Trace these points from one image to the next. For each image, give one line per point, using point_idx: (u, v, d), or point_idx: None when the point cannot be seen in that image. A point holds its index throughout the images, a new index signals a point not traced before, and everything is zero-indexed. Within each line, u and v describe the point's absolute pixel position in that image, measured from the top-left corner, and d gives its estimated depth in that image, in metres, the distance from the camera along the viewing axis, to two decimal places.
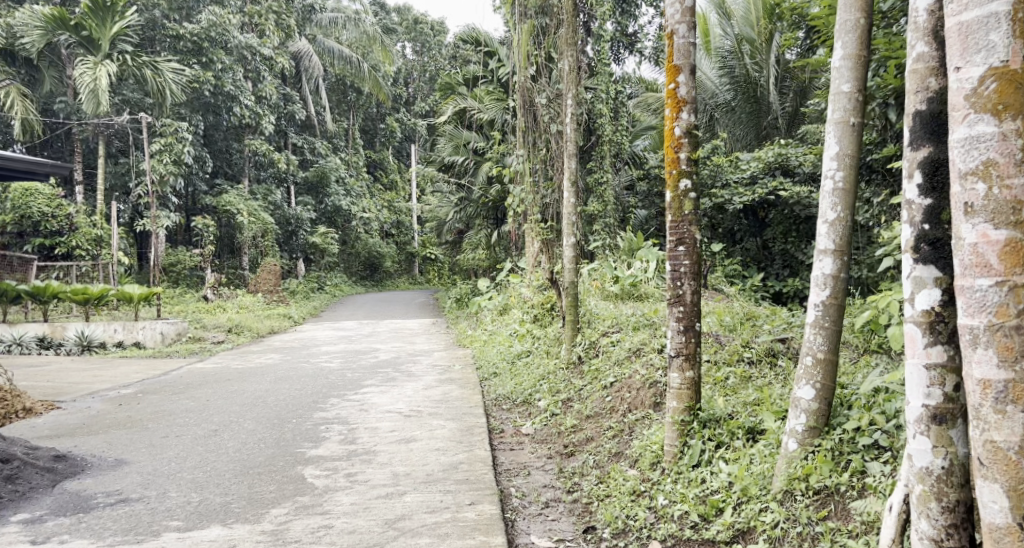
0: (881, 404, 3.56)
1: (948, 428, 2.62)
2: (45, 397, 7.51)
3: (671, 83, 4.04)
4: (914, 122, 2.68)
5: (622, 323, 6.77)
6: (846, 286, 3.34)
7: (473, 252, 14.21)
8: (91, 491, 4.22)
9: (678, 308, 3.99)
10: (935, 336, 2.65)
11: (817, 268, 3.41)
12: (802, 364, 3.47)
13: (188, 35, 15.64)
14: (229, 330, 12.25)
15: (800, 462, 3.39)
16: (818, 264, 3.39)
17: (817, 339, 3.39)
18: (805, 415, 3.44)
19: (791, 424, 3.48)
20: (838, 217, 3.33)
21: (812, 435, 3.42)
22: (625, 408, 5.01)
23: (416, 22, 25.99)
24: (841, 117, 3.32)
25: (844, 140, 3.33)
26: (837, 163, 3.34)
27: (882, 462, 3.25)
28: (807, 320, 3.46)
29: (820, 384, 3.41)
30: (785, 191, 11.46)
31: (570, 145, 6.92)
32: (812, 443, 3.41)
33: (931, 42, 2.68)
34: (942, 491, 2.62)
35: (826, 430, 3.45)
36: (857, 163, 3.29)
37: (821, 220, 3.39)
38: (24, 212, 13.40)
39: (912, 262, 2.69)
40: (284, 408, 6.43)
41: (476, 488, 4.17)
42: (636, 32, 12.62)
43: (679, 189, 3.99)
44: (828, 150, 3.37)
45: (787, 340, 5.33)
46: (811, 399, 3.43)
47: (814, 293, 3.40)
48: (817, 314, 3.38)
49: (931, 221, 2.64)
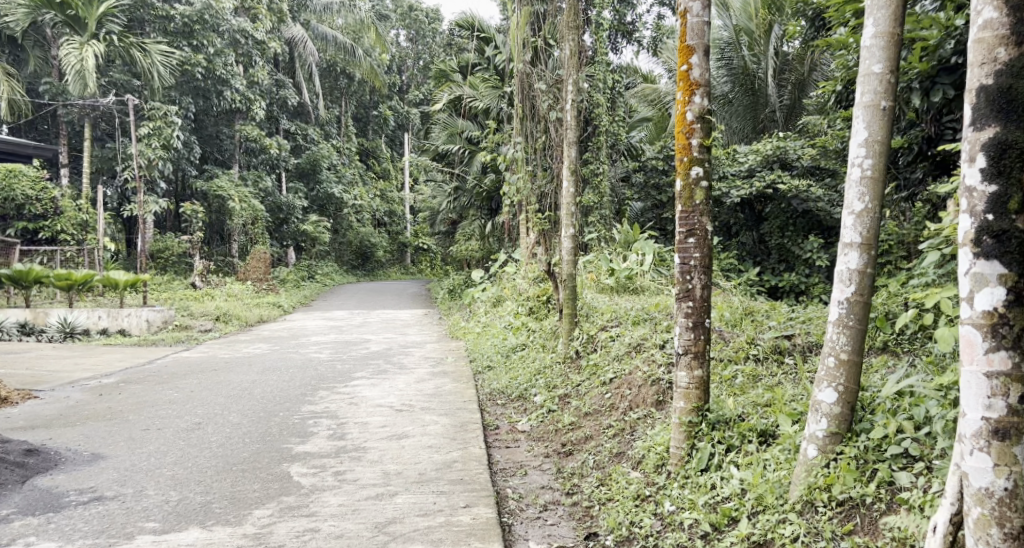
0: (907, 409, 3.38)
1: (1011, 445, 2.47)
2: (23, 386, 7.27)
3: (684, 65, 3.84)
4: (978, 99, 2.53)
5: (622, 317, 6.58)
6: (872, 283, 3.16)
7: (466, 243, 13.99)
8: (62, 488, 4.00)
9: (687, 303, 3.80)
10: (997, 341, 2.48)
11: (841, 263, 3.22)
12: (823, 365, 3.27)
13: (179, 16, 15.29)
14: (217, 319, 11.99)
15: (822, 470, 3.21)
16: (842, 258, 3.20)
17: (840, 338, 3.20)
18: (826, 421, 3.25)
19: (810, 429, 3.30)
20: (865, 209, 3.14)
21: (833, 442, 3.24)
22: (625, 406, 4.82)
23: (411, 9, 25.63)
24: (871, 100, 3.12)
25: (874, 126, 3.14)
26: (866, 149, 3.14)
27: (912, 473, 3.08)
28: (829, 319, 3.26)
29: (844, 387, 3.22)
30: (783, 184, 11.25)
31: (570, 131, 6.73)
32: (835, 450, 3.23)
33: (1000, 7, 2.47)
34: (1004, 516, 2.48)
35: (849, 435, 3.26)
36: (888, 150, 3.10)
37: (847, 211, 3.20)
38: (8, 194, 13.11)
39: (971, 258, 2.53)
40: (271, 400, 6.21)
41: (470, 488, 3.97)
42: (635, 21, 12.35)
43: (690, 177, 3.79)
44: (856, 136, 3.18)
45: (796, 336, 5.14)
46: (833, 403, 3.24)
47: (837, 289, 3.21)
48: (841, 312, 3.19)
49: (996, 211, 2.49)
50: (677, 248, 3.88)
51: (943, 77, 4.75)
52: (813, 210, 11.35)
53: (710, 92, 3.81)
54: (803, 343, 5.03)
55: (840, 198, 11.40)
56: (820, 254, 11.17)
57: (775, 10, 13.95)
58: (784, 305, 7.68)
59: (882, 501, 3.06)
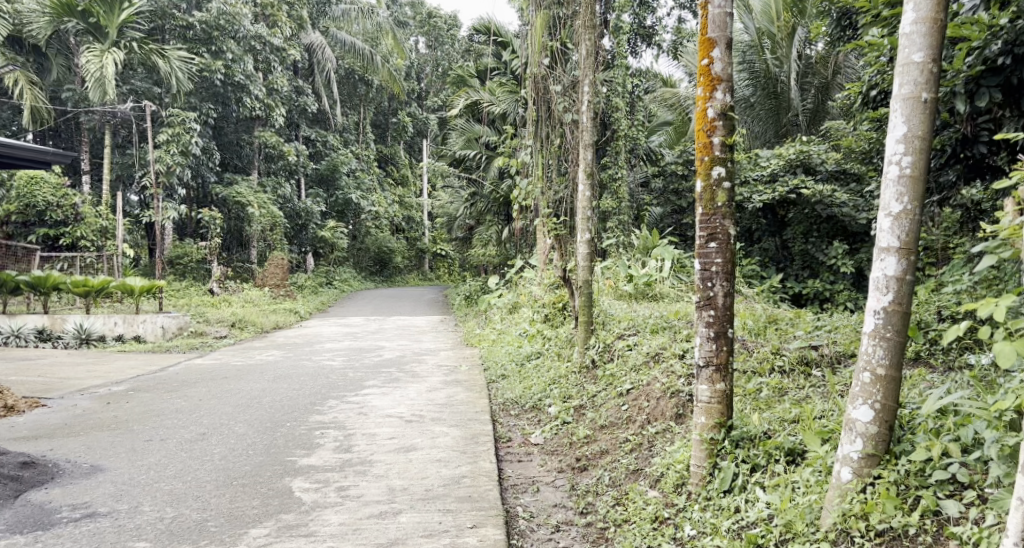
0: (953, 429, 3.14)
1: None
2: (33, 393, 7.18)
3: (705, 59, 3.63)
4: None
5: (639, 326, 6.35)
6: (911, 292, 2.93)
7: (483, 249, 13.81)
8: (55, 504, 3.87)
9: (709, 312, 3.59)
10: None
11: (877, 269, 2.99)
12: (857, 381, 3.04)
13: (198, 23, 15.35)
14: (233, 325, 11.89)
15: (857, 496, 2.99)
16: (878, 264, 2.97)
17: (877, 351, 2.96)
18: (861, 441, 3.02)
19: (844, 450, 3.07)
20: (904, 210, 2.92)
21: (870, 465, 3.01)
22: (643, 420, 4.60)
23: (430, 16, 25.42)
24: (910, 93, 2.90)
25: (914, 120, 2.92)
26: (905, 146, 2.92)
27: (961, 502, 2.88)
28: (864, 329, 3.04)
29: (880, 405, 2.98)
30: (807, 189, 10.93)
31: (586, 134, 6.53)
32: (871, 474, 3.01)
33: None
34: None
35: (887, 458, 3.04)
36: (929, 146, 2.88)
37: (883, 213, 2.97)
38: (29, 201, 13.20)
39: None
40: (279, 410, 6.05)
41: (479, 507, 3.80)
42: (654, 24, 12.09)
43: (712, 177, 3.59)
44: (893, 132, 2.96)
45: (823, 346, 4.91)
46: (869, 422, 3.01)
47: (873, 298, 2.99)
48: (877, 323, 2.97)
49: None
50: (698, 252, 3.67)
51: (989, 78, 4.49)
52: (837, 215, 11.04)
53: (734, 88, 3.60)
54: (832, 353, 4.79)
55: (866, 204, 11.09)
56: (844, 261, 10.86)
57: (798, 12, 13.66)
58: (809, 313, 7.43)
59: (927, 533, 2.86)
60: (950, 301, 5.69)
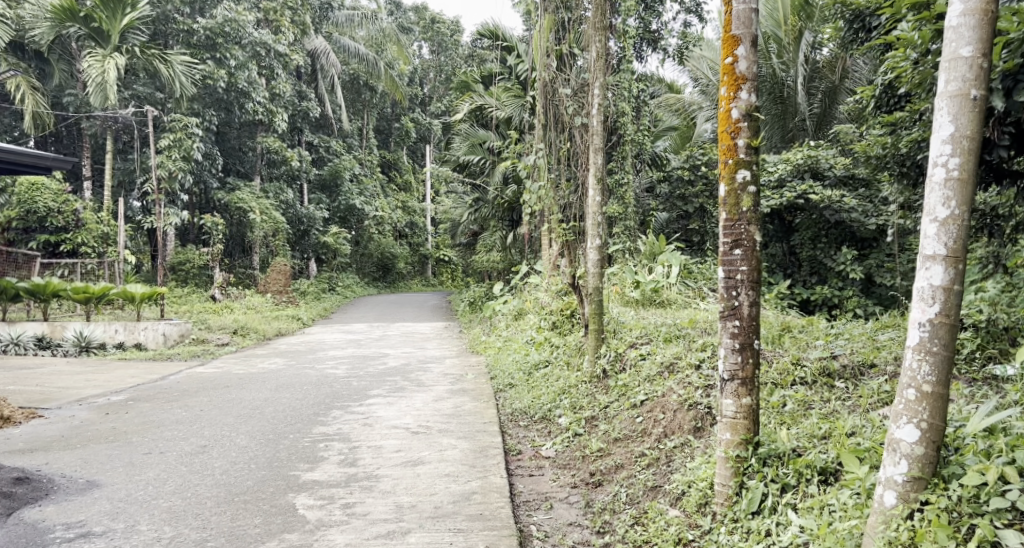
0: (1006, 452, 3.00)
1: None
2: (30, 403, 7.03)
3: (728, 57, 3.48)
4: None
5: (652, 334, 6.18)
6: (958, 304, 2.83)
7: (487, 254, 13.66)
8: (48, 522, 3.72)
9: (734, 322, 3.45)
10: None
11: (922, 278, 2.90)
12: (901, 398, 2.93)
13: (201, 30, 15.24)
14: (235, 332, 11.74)
15: (902, 522, 2.86)
16: (924, 273, 2.88)
17: (923, 366, 2.86)
18: (906, 462, 2.89)
19: (887, 472, 2.94)
20: (950, 215, 2.83)
21: (916, 489, 2.88)
22: (659, 433, 4.44)
23: (433, 21, 25.33)
24: (958, 89, 2.82)
25: (962, 120, 2.83)
26: (951, 146, 2.84)
27: (1018, 531, 2.74)
28: (908, 343, 2.93)
29: (926, 425, 2.86)
30: (815, 195, 10.75)
31: (597, 137, 6.35)
32: (918, 499, 2.88)
33: None
34: None
35: (935, 482, 2.90)
36: (978, 147, 2.79)
37: (928, 218, 2.89)
38: (30, 206, 13.13)
39: None
40: (282, 421, 5.89)
41: (491, 527, 3.69)
42: (660, 29, 11.90)
43: (736, 181, 3.44)
44: (938, 132, 2.88)
45: (843, 356, 4.76)
46: (914, 442, 2.88)
47: (918, 309, 2.89)
48: (922, 336, 2.87)
49: None
50: (721, 260, 3.53)
51: None
52: (846, 221, 10.87)
53: (759, 87, 3.45)
54: (851, 363, 4.64)
55: (875, 209, 10.94)
56: (853, 267, 10.74)
57: (805, 16, 13.60)
58: (823, 320, 7.26)
59: None
60: (972, 312, 5.46)
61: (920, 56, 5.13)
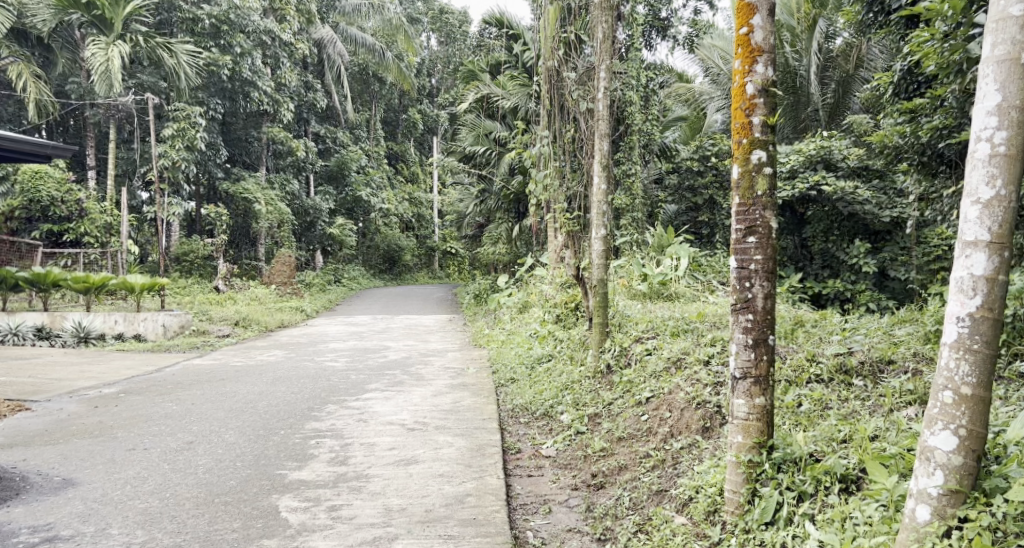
0: None
1: None
2: (20, 396, 6.85)
3: (743, 27, 3.22)
4: None
5: (659, 328, 5.93)
6: (1002, 296, 2.58)
7: (493, 246, 13.42)
8: (14, 525, 3.59)
9: (747, 316, 3.20)
10: None
11: (961, 267, 2.65)
12: (936, 402, 2.69)
13: (206, 17, 14.86)
14: (236, 323, 11.53)
15: (939, 540, 2.63)
16: (964, 261, 2.64)
17: (962, 367, 2.62)
18: (942, 474, 2.65)
19: (921, 484, 2.71)
20: (996, 196, 2.59)
21: (953, 503, 2.64)
22: (665, 433, 4.20)
23: (442, 12, 25.01)
24: (1006, 53, 2.57)
25: (1011, 87, 2.58)
26: (998, 118, 2.59)
27: None
28: (945, 340, 2.69)
29: (966, 431, 2.62)
30: (828, 186, 10.46)
31: (603, 122, 6.10)
32: (956, 516, 2.64)
33: None
34: None
35: (974, 496, 2.66)
36: None
37: (970, 199, 2.64)
38: (32, 196, 12.90)
39: None
40: (274, 415, 5.67)
41: (484, 533, 3.48)
42: (670, 16, 11.59)
43: (751, 162, 3.19)
44: (984, 101, 2.63)
45: (860, 352, 4.49)
46: (952, 451, 2.64)
47: (956, 302, 2.65)
48: (961, 332, 2.63)
49: None
50: (733, 248, 3.29)
51: None
52: (859, 213, 10.57)
53: (775, 59, 3.19)
54: (867, 359, 4.39)
55: (889, 201, 10.62)
56: (866, 260, 10.43)
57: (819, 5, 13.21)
58: (837, 315, 6.99)
59: None
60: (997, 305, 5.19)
61: (952, 30, 4.88)
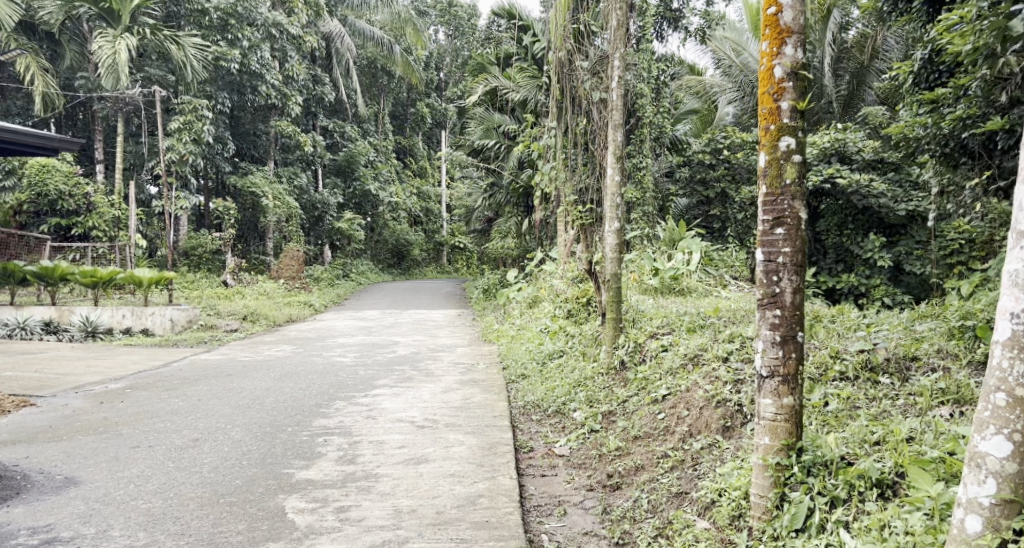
0: None
1: None
2: (25, 391, 6.77)
3: (771, 7, 3.08)
4: None
5: (674, 324, 5.78)
6: None
7: (502, 241, 13.26)
8: (13, 525, 3.50)
9: (774, 312, 3.07)
10: None
11: (1016, 260, 2.52)
12: (989, 405, 2.55)
13: (214, 9, 14.80)
14: (244, 318, 11.43)
15: None
16: (1018, 253, 2.50)
17: (1016, 367, 2.48)
18: (994, 482, 2.51)
19: (972, 492, 2.57)
20: None
21: (1006, 513, 2.51)
22: (683, 432, 4.06)
23: (450, 5, 24.86)
24: None
25: None
26: None
27: None
28: (998, 338, 2.56)
29: (1020, 436, 2.48)
30: (843, 178, 10.26)
31: (617, 113, 5.96)
32: (1010, 527, 2.50)
33: None
34: None
35: None
36: None
37: None
38: (40, 189, 12.82)
39: None
40: (281, 412, 5.56)
41: (497, 536, 3.36)
42: (682, 6, 11.42)
43: (779, 149, 3.05)
44: None
45: (882, 348, 4.35)
46: (1005, 458, 2.50)
47: (1010, 298, 2.51)
48: (1016, 329, 2.49)
49: None
50: (759, 240, 3.15)
51: None
52: (874, 206, 10.34)
53: (806, 41, 3.05)
54: (892, 354, 4.23)
55: (905, 194, 10.40)
56: (882, 255, 10.21)
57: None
58: (853, 311, 6.83)
59: None
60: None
61: (990, 10, 4.71)
